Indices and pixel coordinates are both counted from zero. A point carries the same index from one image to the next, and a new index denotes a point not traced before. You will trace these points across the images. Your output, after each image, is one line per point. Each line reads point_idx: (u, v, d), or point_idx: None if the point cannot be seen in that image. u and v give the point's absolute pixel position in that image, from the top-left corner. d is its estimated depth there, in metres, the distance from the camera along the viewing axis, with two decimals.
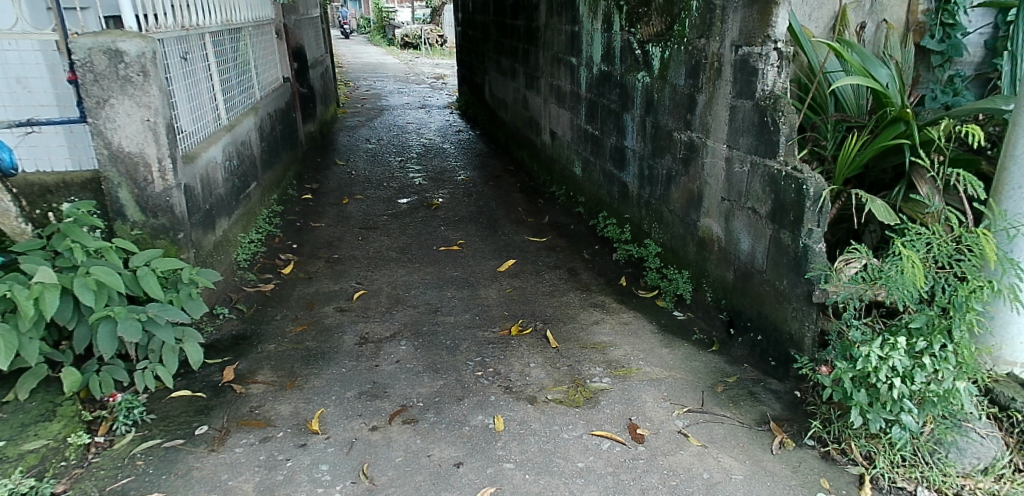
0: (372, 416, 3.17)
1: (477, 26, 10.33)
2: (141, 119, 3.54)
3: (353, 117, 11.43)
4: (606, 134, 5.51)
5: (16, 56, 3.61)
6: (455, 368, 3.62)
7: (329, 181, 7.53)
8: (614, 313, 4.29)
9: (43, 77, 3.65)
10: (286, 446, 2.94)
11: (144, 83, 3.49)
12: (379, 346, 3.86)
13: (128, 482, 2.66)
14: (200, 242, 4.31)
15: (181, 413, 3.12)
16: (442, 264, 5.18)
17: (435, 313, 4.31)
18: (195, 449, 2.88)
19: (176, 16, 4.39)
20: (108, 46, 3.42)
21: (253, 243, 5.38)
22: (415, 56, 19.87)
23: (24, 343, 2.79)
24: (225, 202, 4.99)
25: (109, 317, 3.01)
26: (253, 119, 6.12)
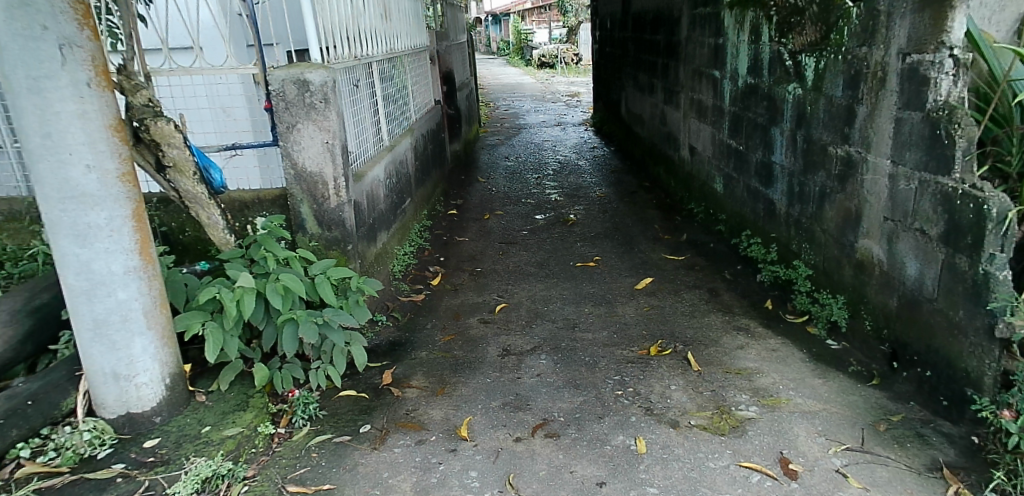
0: (516, 428, 3.23)
1: (615, 43, 10.32)
2: (322, 141, 3.90)
3: (494, 135, 11.82)
4: (752, 149, 5.27)
5: (226, 88, 4.15)
6: (595, 386, 3.61)
7: (472, 197, 7.83)
8: (760, 339, 4.07)
9: (242, 106, 4.14)
10: (438, 450, 3.03)
11: (326, 109, 3.85)
12: (520, 358, 3.95)
13: (305, 473, 2.68)
14: (365, 253, 4.67)
15: (347, 411, 3.33)
16: (580, 280, 5.20)
17: (574, 329, 4.32)
18: (360, 446, 3.02)
19: (350, 47, 4.84)
20: (298, 77, 3.79)
21: (406, 254, 5.73)
22: (552, 75, 20.21)
23: (227, 339, 3.15)
24: (385, 216, 5.36)
25: (292, 319, 3.33)
26: (409, 139, 6.54)
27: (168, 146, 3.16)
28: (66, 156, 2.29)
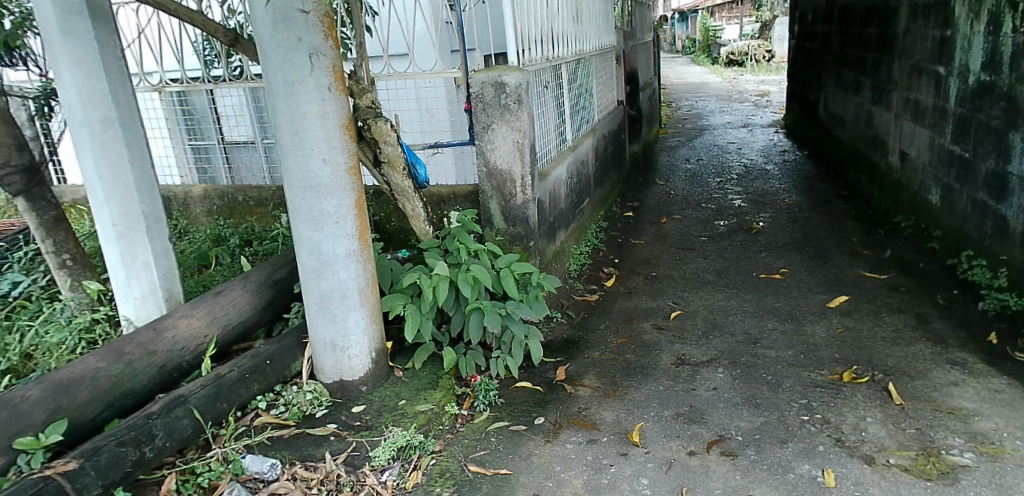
0: (690, 440, 3.10)
1: (816, 38, 9.53)
2: (513, 140, 4.05)
3: (674, 136, 11.49)
4: (982, 157, 4.59)
5: (431, 91, 4.49)
6: (777, 407, 3.37)
7: (649, 200, 7.68)
8: (981, 377, 3.54)
9: (443, 107, 4.48)
10: (609, 452, 2.98)
11: (518, 110, 3.98)
12: (695, 369, 3.81)
13: (484, 455, 2.78)
14: (544, 250, 4.79)
15: (523, 402, 3.41)
16: (763, 292, 4.88)
17: (755, 345, 4.07)
18: (534, 437, 3.06)
19: (542, 49, 4.99)
20: (495, 80, 3.94)
21: (581, 254, 5.79)
22: (740, 74, 19.14)
23: (423, 322, 3.42)
24: (565, 215, 5.45)
25: (478, 309, 3.52)
26: (592, 139, 6.58)
27: (385, 143, 3.49)
28: (308, 151, 2.62)
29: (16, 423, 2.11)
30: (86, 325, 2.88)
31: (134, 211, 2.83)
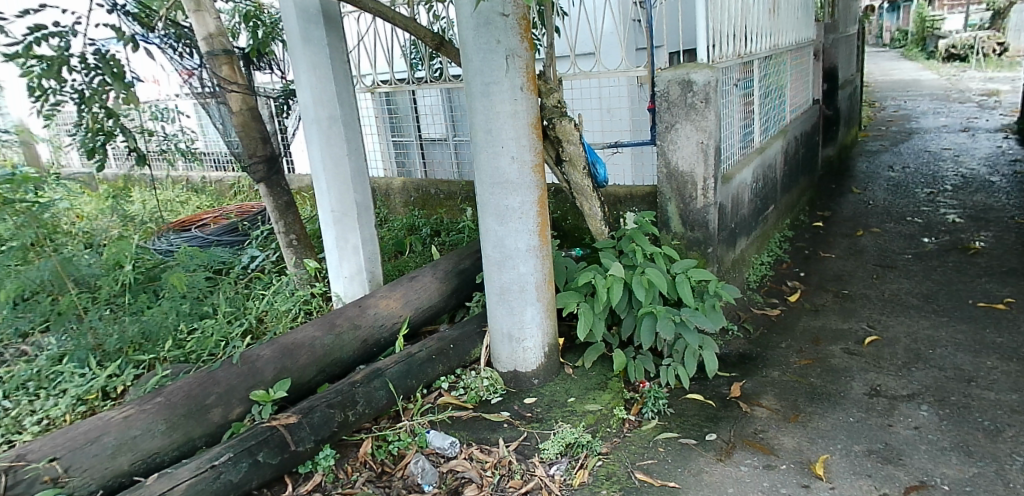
0: (884, 482, 2.31)
1: None
2: (698, 141, 3.15)
3: (875, 140, 10.27)
4: None
5: (609, 90, 4.15)
6: (997, 458, 2.44)
7: (844, 209, 6.66)
8: None
9: (624, 107, 4.10)
10: (788, 481, 2.27)
11: (706, 109, 3.08)
12: (894, 403, 2.88)
13: (650, 464, 2.28)
14: (723, 258, 4.19)
15: (693, 414, 2.65)
16: (982, 324, 3.79)
17: (969, 383, 3.05)
18: (703, 453, 2.39)
19: (735, 43, 4.32)
20: (683, 77, 3.11)
21: (762, 264, 4.94)
22: (964, 72, 16.61)
23: (594, 322, 2.76)
24: (748, 222, 4.70)
25: (650, 313, 2.75)
26: (783, 141, 5.74)
27: (567, 141, 3.12)
28: (498, 149, 2.38)
29: (252, 377, 2.10)
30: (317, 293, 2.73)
31: (350, 200, 2.63)
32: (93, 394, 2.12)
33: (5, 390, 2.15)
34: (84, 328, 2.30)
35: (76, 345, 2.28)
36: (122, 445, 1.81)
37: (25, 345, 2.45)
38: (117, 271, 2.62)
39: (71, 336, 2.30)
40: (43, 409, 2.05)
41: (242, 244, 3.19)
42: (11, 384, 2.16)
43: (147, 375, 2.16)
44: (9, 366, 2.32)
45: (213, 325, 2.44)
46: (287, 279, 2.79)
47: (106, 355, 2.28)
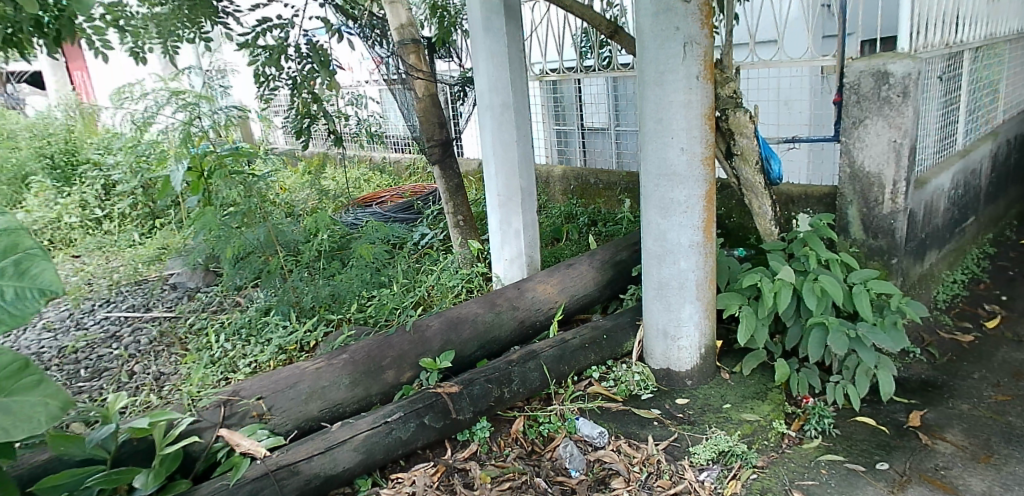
0: None
1: None
2: (887, 140, 2.41)
3: None
4: None
5: (783, 82, 3.26)
6: None
7: None
8: None
9: (804, 99, 3.20)
10: None
11: (903, 104, 2.35)
12: None
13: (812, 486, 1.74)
14: (907, 271, 3.75)
15: (865, 439, 2.04)
16: None
17: None
18: (875, 483, 1.80)
19: (943, 31, 3.76)
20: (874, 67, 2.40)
21: (955, 283, 4.31)
22: None
23: (758, 330, 2.26)
24: (940, 233, 4.11)
25: (822, 323, 2.20)
26: (992, 144, 4.91)
27: (740, 135, 2.51)
28: (666, 140, 1.89)
29: (423, 345, 1.77)
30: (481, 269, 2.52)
31: (513, 185, 2.46)
32: (293, 345, 2.08)
33: (226, 334, 2.18)
34: (288, 287, 2.28)
35: (278, 300, 2.27)
36: (314, 392, 1.55)
37: (240, 297, 2.52)
38: (317, 232, 2.63)
39: (275, 292, 2.31)
40: (252, 353, 2.03)
41: (416, 221, 3.26)
42: (227, 330, 2.19)
43: (335, 333, 2.11)
44: (225, 314, 2.37)
45: (396, 289, 2.37)
46: (451, 257, 2.77)
47: (303, 311, 2.26)
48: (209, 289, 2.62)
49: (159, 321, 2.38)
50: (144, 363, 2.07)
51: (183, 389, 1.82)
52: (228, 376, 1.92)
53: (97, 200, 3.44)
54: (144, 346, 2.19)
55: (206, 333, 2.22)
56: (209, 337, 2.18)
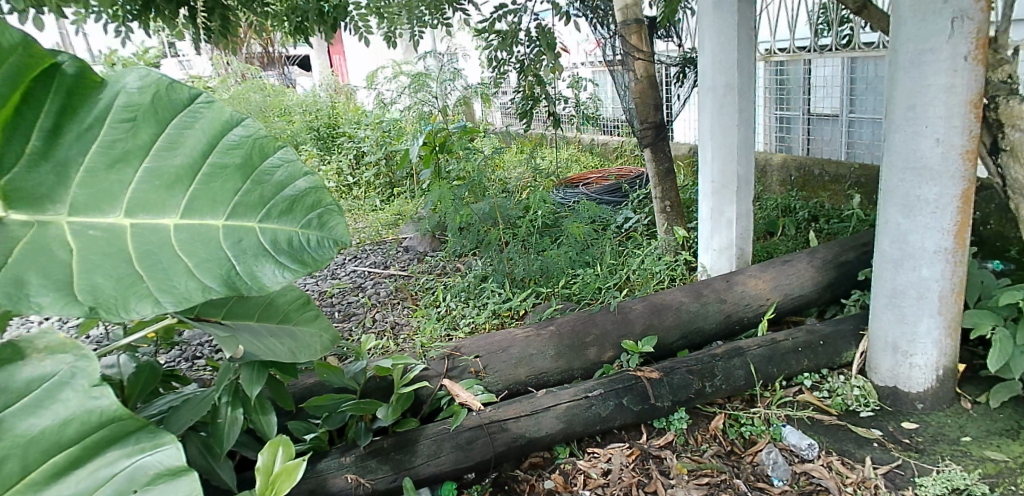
0: None
1: None
2: None
3: None
4: None
5: None
6: None
7: None
8: None
9: None
10: None
11: None
12: None
13: None
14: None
15: None
16: None
17: None
18: None
19: None
20: None
21: None
22: None
23: (1014, 359, 1.71)
24: None
25: None
26: None
27: None
28: (918, 129, 1.54)
29: (625, 327, 1.77)
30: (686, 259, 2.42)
31: (729, 170, 2.27)
32: (507, 311, 2.19)
33: (447, 295, 2.35)
34: (504, 258, 2.42)
35: (495, 269, 2.41)
36: (523, 358, 1.62)
37: (459, 263, 2.71)
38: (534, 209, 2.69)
39: (493, 261, 2.45)
40: (471, 315, 2.17)
41: (621, 204, 3.22)
42: (451, 291, 2.37)
43: (543, 305, 2.19)
44: (449, 277, 2.57)
45: (602, 270, 2.33)
46: (653, 243, 2.66)
47: (516, 281, 2.38)
48: (435, 254, 2.86)
49: (396, 278, 2.67)
50: (383, 312, 2.32)
51: (414, 339, 2.00)
52: (450, 332, 2.06)
53: (349, 169, 3.92)
54: (384, 297, 2.47)
55: (434, 293, 2.43)
56: (437, 296, 2.38)
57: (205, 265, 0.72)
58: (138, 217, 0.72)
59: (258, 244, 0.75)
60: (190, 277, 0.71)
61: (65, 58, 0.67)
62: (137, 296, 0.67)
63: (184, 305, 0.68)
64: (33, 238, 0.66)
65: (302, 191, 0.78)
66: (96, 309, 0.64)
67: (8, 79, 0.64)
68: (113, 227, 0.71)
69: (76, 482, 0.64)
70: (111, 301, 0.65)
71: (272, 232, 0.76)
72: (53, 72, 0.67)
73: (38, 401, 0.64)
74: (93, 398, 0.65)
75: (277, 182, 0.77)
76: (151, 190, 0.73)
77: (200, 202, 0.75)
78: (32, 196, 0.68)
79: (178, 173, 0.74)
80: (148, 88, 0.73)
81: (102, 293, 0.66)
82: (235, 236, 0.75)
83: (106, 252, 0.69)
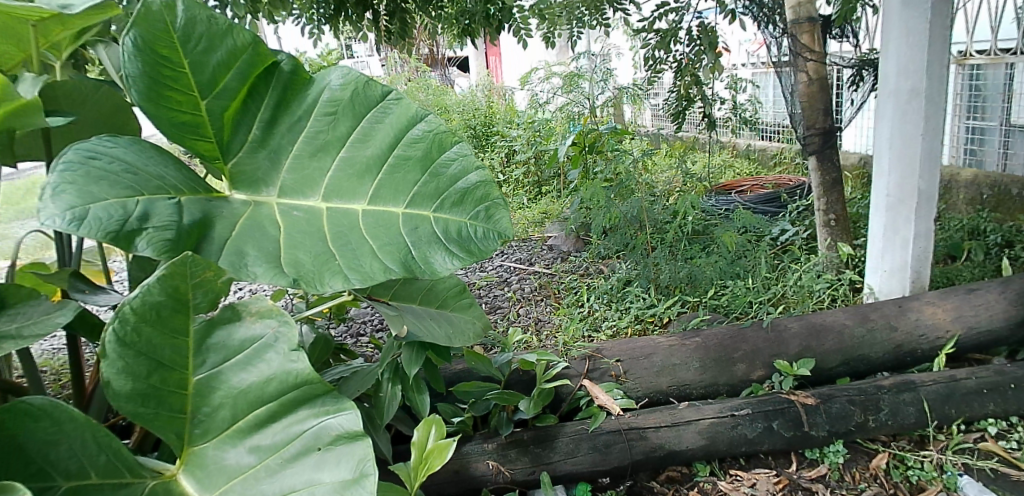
0: None
1: None
2: None
3: None
4: None
5: None
6: None
7: None
8: None
9: None
10: None
11: None
12: None
13: None
14: None
15: None
16: None
17: None
18: None
19: None
20: None
21: None
22: None
23: None
24: None
25: None
26: None
27: None
28: None
29: (778, 346, 1.67)
30: (850, 279, 2.22)
31: (909, 185, 2.04)
32: (650, 317, 2.15)
33: (590, 296, 2.35)
34: (650, 263, 2.37)
35: (641, 273, 2.38)
36: (666, 368, 1.58)
37: (603, 265, 2.70)
38: (683, 215, 2.60)
39: (639, 265, 2.42)
40: (613, 318, 2.16)
41: (778, 214, 3.00)
42: (595, 292, 2.37)
43: (690, 314, 2.12)
44: (592, 278, 2.57)
45: (756, 283, 2.21)
46: (814, 259, 2.44)
47: (661, 288, 2.33)
48: (579, 255, 2.87)
49: (540, 275, 2.72)
50: (527, 308, 2.37)
51: (557, 336, 2.02)
52: (592, 333, 2.06)
53: (501, 166, 4.04)
54: (528, 293, 2.53)
55: (577, 293, 2.44)
56: (580, 297, 2.38)
57: (387, 248, 0.73)
58: (332, 201, 0.77)
59: (431, 233, 0.74)
60: (374, 258, 0.72)
61: (282, 57, 0.78)
62: (331, 272, 0.70)
63: (368, 283, 0.69)
64: (250, 215, 0.74)
65: (473, 184, 0.76)
66: (297, 280, 0.68)
67: (239, 77, 0.75)
68: (312, 209, 0.77)
69: (272, 434, 0.66)
70: (310, 273, 0.69)
71: (444, 222, 0.74)
72: (273, 69, 0.77)
73: (249, 357, 0.66)
74: (291, 361, 0.66)
75: (452, 176, 0.76)
76: (345, 178, 0.78)
77: (385, 190, 0.77)
78: (252, 180, 0.78)
79: (367, 164, 0.78)
80: (347, 85, 0.79)
81: (303, 266, 0.69)
82: (412, 224, 0.75)
83: (306, 231, 0.74)
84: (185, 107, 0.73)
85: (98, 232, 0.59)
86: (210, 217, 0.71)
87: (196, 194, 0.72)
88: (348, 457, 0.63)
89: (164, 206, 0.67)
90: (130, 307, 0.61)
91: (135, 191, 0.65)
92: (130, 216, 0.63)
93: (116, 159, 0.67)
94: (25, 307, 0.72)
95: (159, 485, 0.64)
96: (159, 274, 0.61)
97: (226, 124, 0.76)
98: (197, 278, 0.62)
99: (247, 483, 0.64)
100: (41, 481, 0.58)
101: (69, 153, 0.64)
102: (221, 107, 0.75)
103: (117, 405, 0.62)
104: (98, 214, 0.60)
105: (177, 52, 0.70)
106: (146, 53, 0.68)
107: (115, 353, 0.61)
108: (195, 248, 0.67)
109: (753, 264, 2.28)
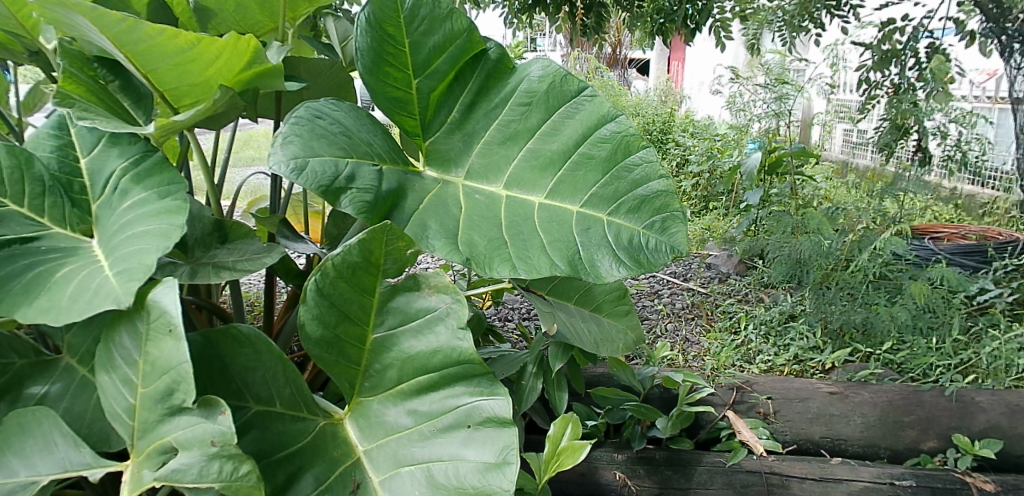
0: None
1: None
2: None
3: None
4: None
5: None
6: None
7: None
8: None
9: None
10: None
11: None
12: None
13: None
14: None
15: None
16: None
17: None
18: None
19: None
20: None
21: None
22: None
23: None
24: None
25: None
26: None
27: None
28: None
29: (961, 418, 1.46)
30: None
31: None
32: (813, 360, 1.98)
33: (747, 325, 2.23)
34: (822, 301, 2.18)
35: (810, 311, 2.20)
36: (822, 416, 1.45)
37: (764, 295, 2.54)
38: None
39: (806, 301, 2.25)
40: (770, 352, 2.02)
41: (980, 271, 2.62)
42: (753, 322, 2.24)
43: (858, 364, 1.93)
44: (751, 306, 2.43)
45: (943, 344, 1.96)
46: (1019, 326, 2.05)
47: (829, 330, 2.14)
48: (740, 279, 2.72)
49: (693, 293, 2.62)
50: (676, 324, 2.30)
51: (704, 360, 1.94)
52: (744, 364, 1.94)
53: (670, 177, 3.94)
54: (678, 309, 2.45)
55: (733, 318, 2.32)
56: (736, 324, 2.26)
57: (556, 244, 0.73)
58: (512, 190, 0.79)
59: (602, 236, 0.73)
60: (542, 252, 0.72)
61: (491, 45, 0.82)
62: (500, 259, 0.71)
63: (533, 276, 0.70)
64: (437, 192, 0.78)
65: (653, 192, 0.74)
66: (470, 261, 0.70)
67: (450, 61, 0.80)
68: (493, 195, 0.79)
69: (430, 401, 0.69)
70: (481, 256, 0.71)
71: (617, 227, 0.73)
72: (480, 57, 0.82)
73: (421, 325, 0.70)
74: (457, 339, 0.69)
75: (633, 180, 0.75)
76: (528, 169, 0.79)
77: (564, 186, 0.77)
78: (443, 159, 0.82)
79: (551, 157, 0.79)
80: (545, 77, 0.82)
81: (476, 248, 0.72)
82: (584, 224, 0.74)
83: (485, 216, 0.76)
84: (399, 83, 0.79)
85: (312, 183, 0.66)
86: (404, 188, 0.76)
87: (395, 165, 0.77)
88: (494, 441, 0.66)
89: (368, 171, 0.72)
90: (331, 263, 0.66)
91: (346, 154, 0.71)
92: (339, 176, 0.69)
93: (336, 121, 0.73)
94: (242, 244, 0.82)
95: (327, 426, 0.70)
96: (360, 237, 0.66)
97: (431, 104, 0.82)
98: (391, 246, 0.67)
99: (401, 441, 0.68)
100: (236, 401, 0.66)
101: (300, 111, 0.71)
102: (429, 88, 0.80)
103: (307, 348, 0.68)
104: (315, 168, 0.67)
105: (400, 32, 0.76)
106: (375, 30, 0.75)
107: (313, 300, 0.67)
108: (388, 214, 0.73)
109: (942, 320, 2.02)
